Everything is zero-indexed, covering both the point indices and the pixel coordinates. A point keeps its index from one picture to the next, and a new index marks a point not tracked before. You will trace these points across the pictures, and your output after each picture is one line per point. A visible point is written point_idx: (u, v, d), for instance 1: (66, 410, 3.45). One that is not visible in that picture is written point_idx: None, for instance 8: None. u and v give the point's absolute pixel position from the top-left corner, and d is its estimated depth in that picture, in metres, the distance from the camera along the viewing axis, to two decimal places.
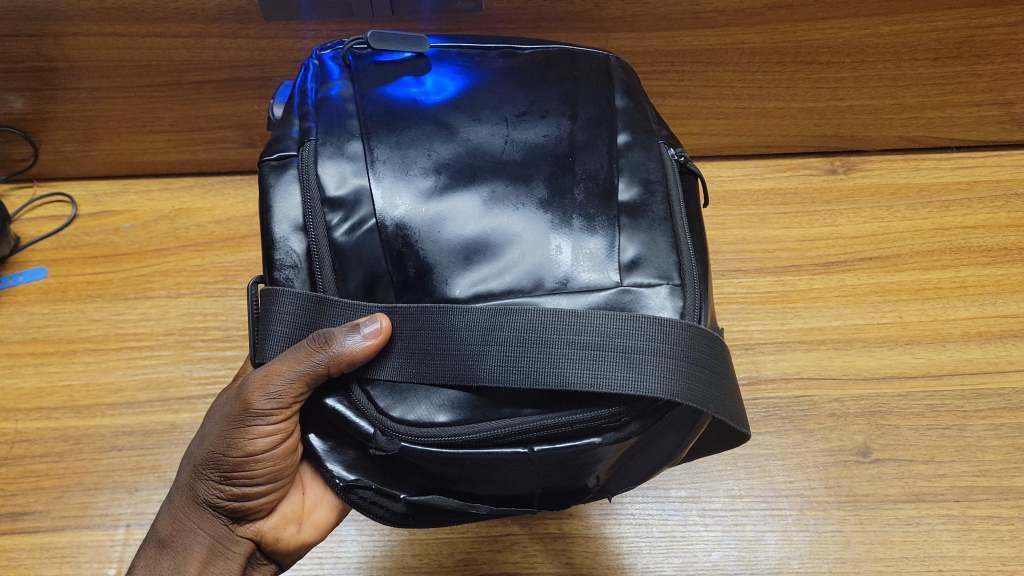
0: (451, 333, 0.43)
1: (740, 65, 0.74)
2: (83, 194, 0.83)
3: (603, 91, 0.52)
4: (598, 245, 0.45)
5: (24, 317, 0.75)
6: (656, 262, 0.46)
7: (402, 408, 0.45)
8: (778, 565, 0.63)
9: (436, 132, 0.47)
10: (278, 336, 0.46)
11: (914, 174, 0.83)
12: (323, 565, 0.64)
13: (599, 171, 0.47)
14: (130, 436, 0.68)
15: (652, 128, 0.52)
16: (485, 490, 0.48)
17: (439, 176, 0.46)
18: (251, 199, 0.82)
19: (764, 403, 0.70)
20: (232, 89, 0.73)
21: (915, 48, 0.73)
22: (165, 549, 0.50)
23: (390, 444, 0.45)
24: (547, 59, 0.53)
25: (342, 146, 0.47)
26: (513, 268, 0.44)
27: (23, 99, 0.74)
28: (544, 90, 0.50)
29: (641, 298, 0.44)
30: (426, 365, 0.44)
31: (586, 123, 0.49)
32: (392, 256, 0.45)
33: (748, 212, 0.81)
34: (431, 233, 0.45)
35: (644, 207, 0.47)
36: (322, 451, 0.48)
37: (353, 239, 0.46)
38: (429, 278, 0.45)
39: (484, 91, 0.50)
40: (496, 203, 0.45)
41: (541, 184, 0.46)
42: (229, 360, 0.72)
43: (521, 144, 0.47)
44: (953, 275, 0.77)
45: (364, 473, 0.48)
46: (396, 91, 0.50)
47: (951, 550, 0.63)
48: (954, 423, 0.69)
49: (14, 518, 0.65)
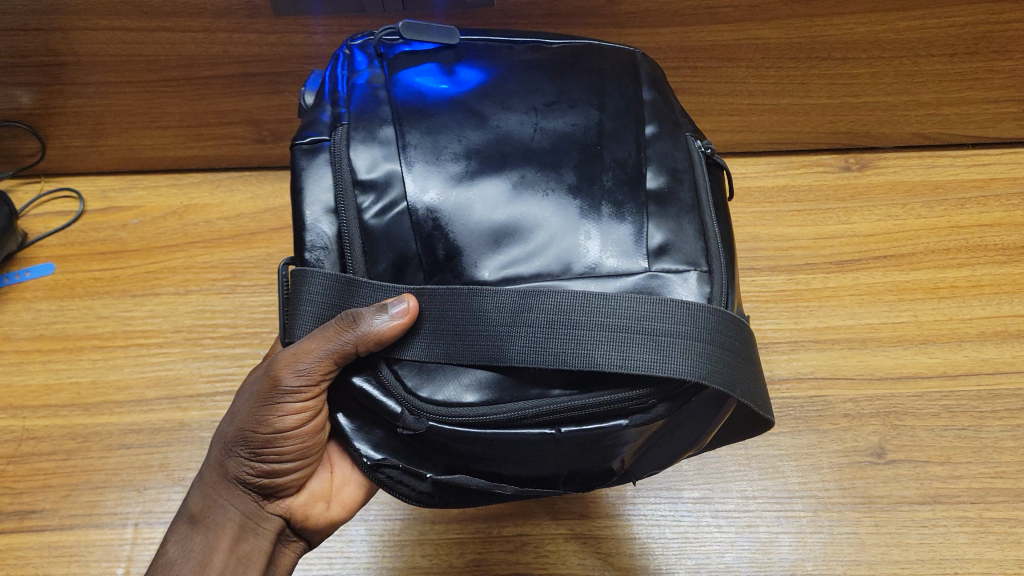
0: (481, 314, 0.42)
1: (754, 61, 0.73)
2: (90, 190, 0.82)
3: (629, 83, 0.51)
4: (626, 231, 0.44)
5: (32, 314, 0.74)
6: (683, 249, 0.45)
7: (430, 388, 0.44)
8: (793, 567, 0.62)
9: (466, 119, 0.47)
10: (307, 317, 0.45)
11: (930, 172, 0.82)
12: (334, 565, 0.63)
13: (627, 159, 0.47)
14: (138, 434, 0.68)
15: (679, 120, 0.52)
16: (511, 470, 0.47)
17: (468, 162, 0.45)
18: (260, 195, 0.81)
19: (778, 403, 0.70)
20: (241, 84, 0.73)
21: (931, 44, 0.72)
22: (197, 525, 0.49)
23: (417, 423, 0.44)
24: (575, 52, 0.52)
25: (374, 130, 0.46)
26: (543, 253, 0.44)
27: (30, 93, 0.73)
28: (572, 80, 0.49)
29: (669, 285, 0.43)
30: (455, 345, 0.43)
31: (613, 113, 0.48)
32: (422, 239, 0.44)
33: (762, 209, 0.80)
34: (460, 218, 0.44)
35: (671, 195, 0.47)
36: (350, 430, 0.48)
37: (383, 222, 0.45)
38: (458, 261, 0.44)
39: (513, 80, 0.49)
40: (525, 189, 0.45)
41: (570, 170, 0.45)
42: (238, 358, 0.71)
43: (551, 132, 0.47)
44: (968, 274, 0.76)
45: (391, 452, 0.47)
46: (426, 80, 0.49)
47: (968, 552, 0.62)
48: (970, 424, 0.68)
49: (22, 517, 0.64)
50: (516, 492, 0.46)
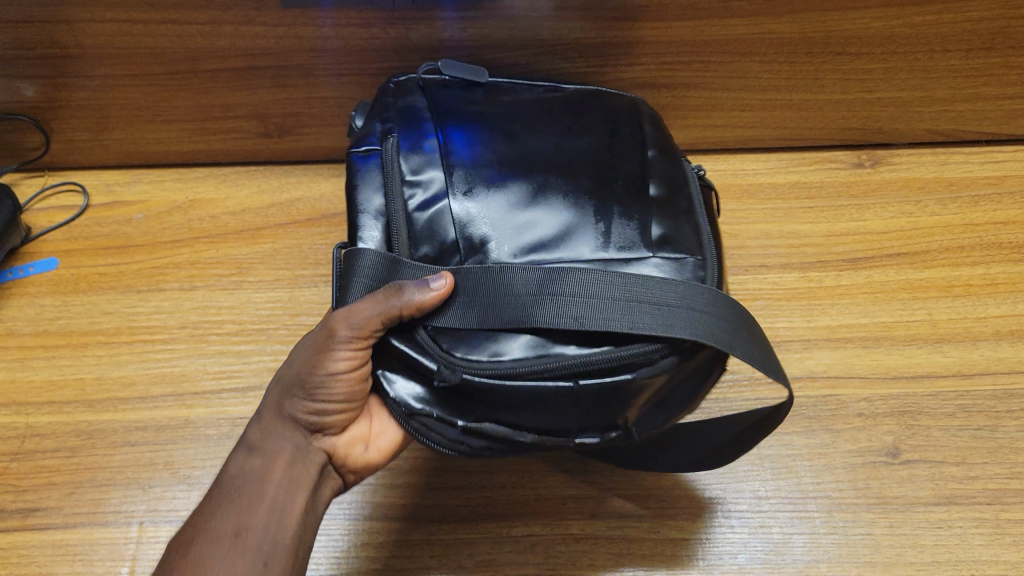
0: (511, 287, 0.48)
1: (768, 56, 0.72)
2: (95, 185, 0.81)
3: (635, 114, 0.60)
4: (628, 223, 0.52)
5: (35, 310, 0.73)
6: (678, 241, 0.52)
7: (464, 347, 0.48)
8: (806, 568, 0.61)
9: (498, 136, 0.56)
10: (356, 289, 0.50)
11: (943, 169, 0.82)
12: (340, 565, 0.62)
13: (632, 172, 0.55)
14: (143, 431, 0.67)
15: (677, 148, 0.60)
16: (535, 422, 0.49)
17: (500, 168, 0.54)
18: (266, 190, 0.80)
19: (791, 402, 0.69)
20: (247, 78, 0.72)
21: (947, 39, 0.71)
22: (254, 451, 0.51)
23: (451, 376, 0.48)
24: (587, 93, 0.61)
25: (422, 140, 0.55)
26: (560, 240, 0.51)
27: (34, 86, 0.72)
28: (585, 112, 0.59)
29: (668, 270, 0.50)
30: (488, 314, 0.48)
31: (621, 138, 0.57)
32: (461, 225, 0.52)
33: (773, 206, 0.79)
34: (491, 210, 0.52)
35: (672, 203, 0.54)
36: (389, 386, 0.50)
37: (427, 214, 0.52)
38: (489, 245, 0.51)
39: (536, 109, 0.59)
40: (542, 188, 0.53)
41: (583, 178, 0.54)
42: (243, 355, 0.70)
43: (568, 150, 0.55)
44: (983, 272, 0.75)
45: (425, 402, 0.50)
46: (465, 108, 0.58)
47: (985, 554, 0.61)
48: (986, 424, 0.67)
49: (26, 514, 0.63)
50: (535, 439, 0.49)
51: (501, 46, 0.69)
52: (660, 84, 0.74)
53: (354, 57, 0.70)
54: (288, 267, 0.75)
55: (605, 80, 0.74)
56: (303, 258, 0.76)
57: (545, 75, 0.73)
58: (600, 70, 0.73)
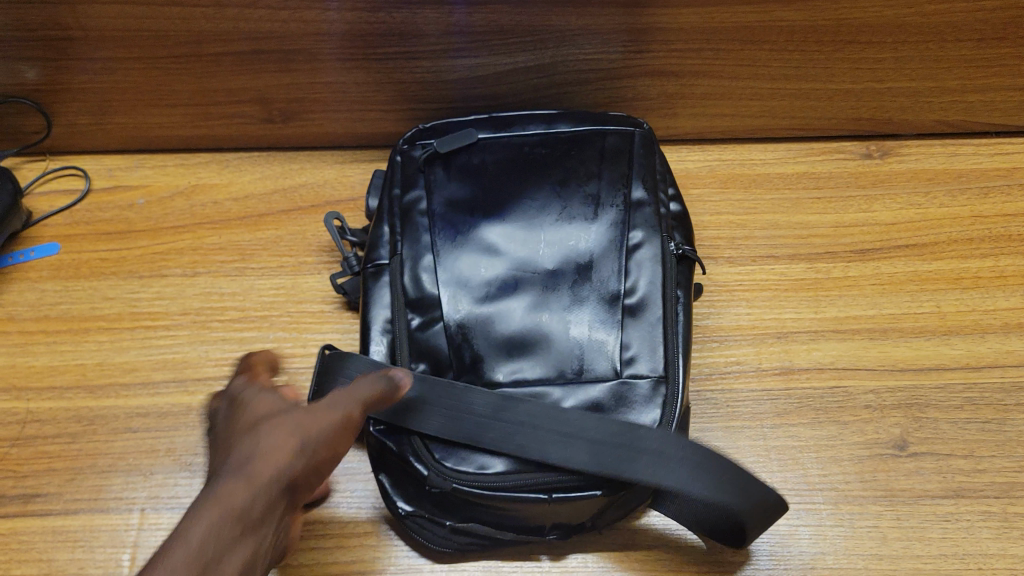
0: (467, 407, 0.56)
1: (777, 44, 0.71)
2: (96, 169, 0.80)
3: (620, 190, 0.66)
4: (609, 343, 0.60)
5: (36, 295, 0.73)
6: (648, 358, 0.60)
7: (453, 459, 0.57)
8: (812, 560, 0.61)
9: (487, 250, 0.63)
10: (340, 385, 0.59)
11: (953, 160, 0.81)
12: (343, 552, 0.61)
13: (608, 280, 0.62)
14: (145, 418, 0.66)
15: (662, 224, 0.66)
16: (510, 521, 0.58)
17: (489, 287, 0.62)
18: (269, 176, 0.79)
19: (799, 393, 0.68)
20: (251, 62, 0.71)
21: (959, 29, 0.70)
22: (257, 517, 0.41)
23: (442, 483, 0.56)
24: (575, 170, 0.67)
25: (420, 260, 0.64)
26: (543, 357, 0.60)
27: (35, 69, 0.71)
28: (572, 195, 0.65)
29: (633, 386, 0.59)
30: (448, 425, 0.56)
31: (603, 226, 0.64)
32: (454, 347, 0.61)
33: (781, 196, 0.78)
34: (484, 329, 0.61)
35: (644, 309, 0.62)
36: (389, 486, 0.60)
37: (425, 333, 0.62)
38: (479, 365, 0.60)
39: (525, 206, 0.65)
40: (540, 306, 0.61)
41: (564, 291, 0.62)
42: (246, 342, 0.70)
43: (552, 254, 0.63)
44: (992, 265, 0.75)
45: (419, 505, 0.59)
46: (459, 213, 0.65)
47: (991, 548, 0.61)
48: (994, 417, 0.67)
49: (26, 500, 0.63)
50: (514, 537, 0.59)
51: (509, 32, 0.69)
52: (668, 71, 0.73)
53: (358, 42, 0.69)
54: (291, 254, 0.74)
55: (612, 67, 0.73)
56: (307, 245, 0.75)
57: (551, 62, 0.72)
58: (608, 56, 0.72)
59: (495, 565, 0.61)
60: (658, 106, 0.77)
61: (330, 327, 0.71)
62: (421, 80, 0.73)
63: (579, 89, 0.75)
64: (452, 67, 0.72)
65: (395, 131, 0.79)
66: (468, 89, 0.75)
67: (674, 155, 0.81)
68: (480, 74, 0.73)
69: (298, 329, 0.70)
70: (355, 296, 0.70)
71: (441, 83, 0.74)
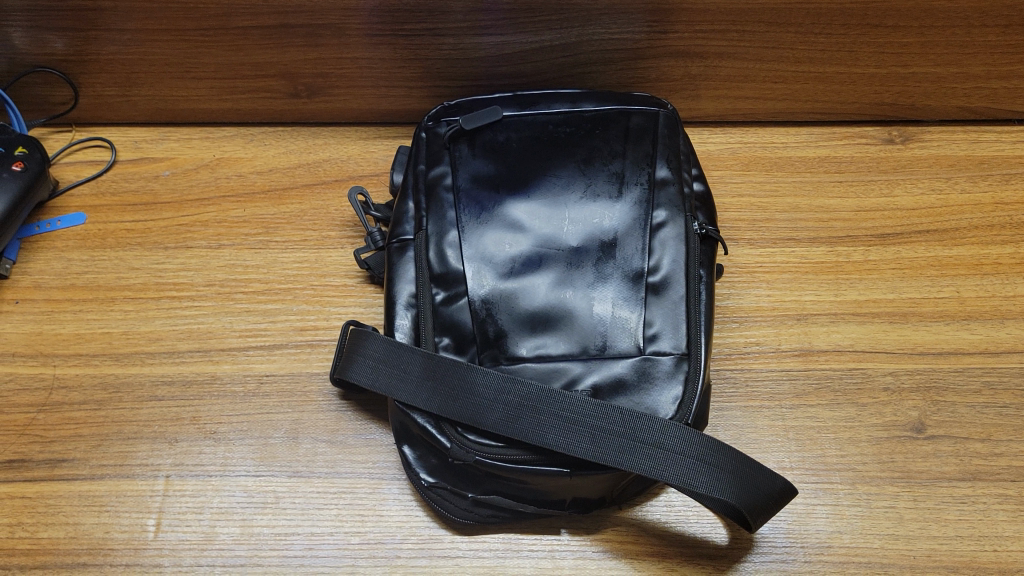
0: (474, 387, 0.58)
1: (804, 26, 0.71)
2: (122, 141, 0.81)
3: (645, 169, 0.66)
4: (631, 320, 0.61)
5: (62, 263, 0.73)
6: (671, 335, 0.60)
7: (475, 432, 0.58)
8: (829, 539, 0.62)
9: (512, 226, 0.64)
10: (364, 361, 0.61)
11: (974, 146, 0.81)
12: (366, 523, 0.62)
13: (632, 258, 0.63)
14: (169, 386, 0.67)
15: (686, 204, 0.66)
16: (531, 495, 0.59)
17: (514, 263, 0.63)
18: (293, 150, 0.80)
19: (817, 374, 0.68)
20: (279, 36, 0.71)
21: (985, 14, 0.70)
22: None
23: (465, 454, 0.58)
24: (600, 148, 0.67)
25: (444, 235, 0.64)
26: (567, 333, 0.60)
27: (64, 39, 0.72)
28: (597, 173, 0.66)
29: (657, 363, 0.60)
30: (456, 404, 0.58)
31: (627, 205, 0.65)
32: (478, 321, 0.61)
33: (803, 179, 0.79)
34: (508, 305, 0.61)
35: (667, 286, 0.62)
36: (412, 459, 0.61)
37: (449, 308, 0.62)
38: (503, 340, 0.60)
39: (549, 183, 0.65)
40: (564, 283, 0.62)
41: (589, 268, 0.62)
42: (270, 314, 0.70)
43: (577, 232, 0.63)
44: (1013, 251, 0.75)
45: (441, 477, 0.60)
46: (484, 190, 0.65)
47: (1008, 530, 0.62)
48: (1012, 402, 0.67)
49: (52, 465, 0.64)
50: (535, 510, 0.60)
51: (536, 10, 0.69)
52: (692, 53, 0.74)
53: (386, 17, 0.69)
54: (315, 229, 0.75)
55: (638, 47, 0.73)
56: (330, 219, 0.76)
57: (577, 41, 0.72)
58: (633, 37, 0.72)
59: (515, 539, 0.62)
60: (681, 87, 0.77)
61: (353, 301, 0.71)
62: (446, 57, 0.73)
63: (603, 69, 0.76)
64: (478, 44, 0.72)
65: (419, 108, 0.79)
66: (493, 67, 0.75)
67: (696, 137, 0.81)
68: (506, 52, 0.73)
69: (321, 302, 0.71)
70: (380, 271, 0.70)
71: (466, 60, 0.74)
